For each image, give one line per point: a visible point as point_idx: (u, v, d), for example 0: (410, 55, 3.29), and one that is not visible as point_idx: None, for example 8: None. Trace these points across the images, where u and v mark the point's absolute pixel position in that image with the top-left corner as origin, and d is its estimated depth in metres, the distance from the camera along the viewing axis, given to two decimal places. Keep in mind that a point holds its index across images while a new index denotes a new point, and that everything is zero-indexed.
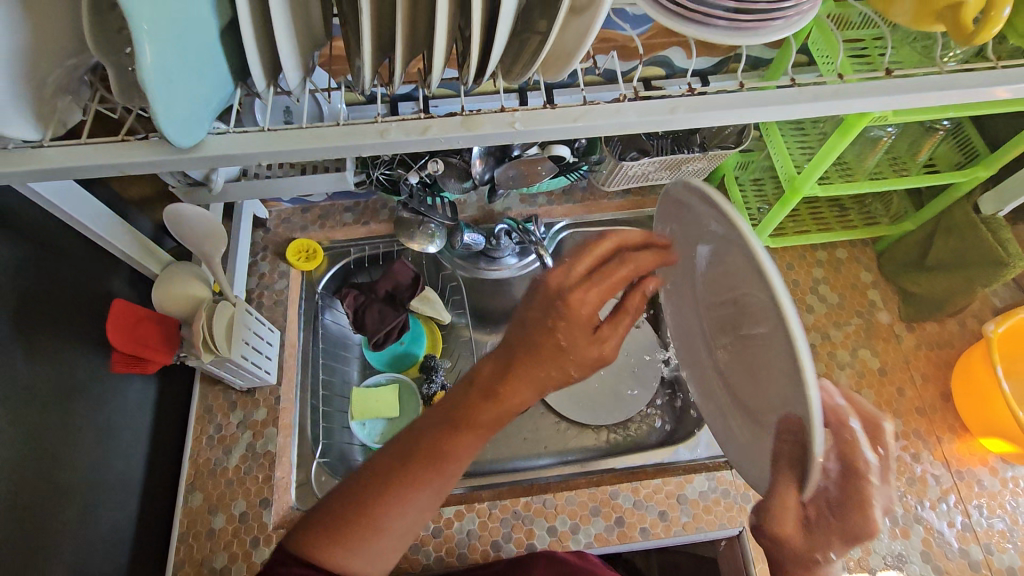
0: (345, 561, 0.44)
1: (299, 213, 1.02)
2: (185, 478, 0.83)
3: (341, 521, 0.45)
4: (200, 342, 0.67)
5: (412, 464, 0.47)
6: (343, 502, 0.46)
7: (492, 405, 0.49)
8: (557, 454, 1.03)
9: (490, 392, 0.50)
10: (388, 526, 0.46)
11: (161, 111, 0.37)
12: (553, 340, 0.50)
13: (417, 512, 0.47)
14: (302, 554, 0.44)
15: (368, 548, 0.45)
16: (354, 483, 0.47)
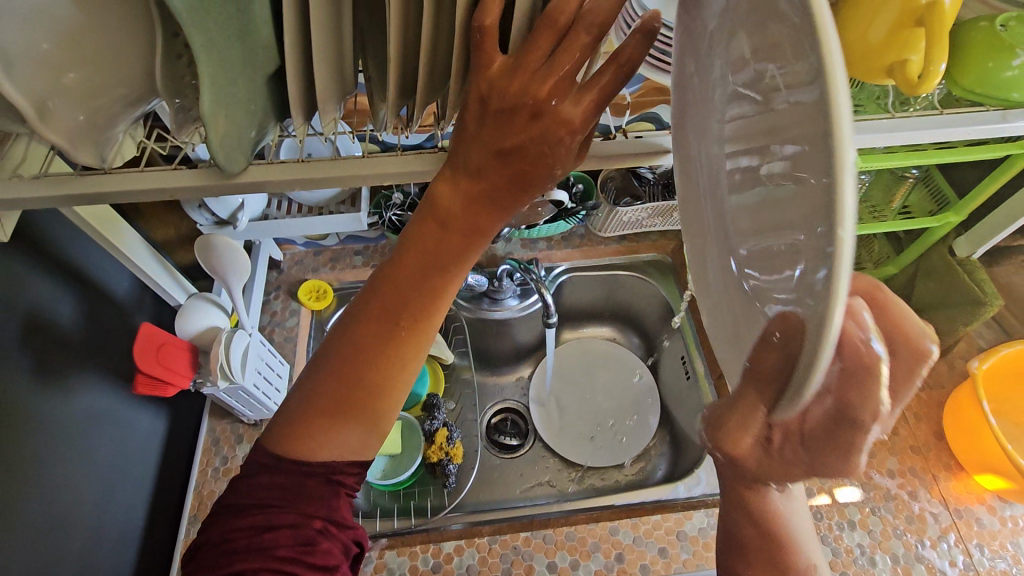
0: (339, 439, 0.46)
1: (312, 256, 1.07)
2: (190, 508, 0.86)
3: (326, 399, 0.46)
4: (218, 369, 0.71)
5: (390, 323, 0.46)
6: (325, 371, 0.46)
7: (468, 245, 0.46)
8: (558, 494, 1.03)
9: (464, 233, 0.45)
10: (378, 386, 0.46)
11: (216, 136, 0.43)
12: (525, 157, 0.41)
13: (407, 363, 0.47)
14: (292, 453, 0.45)
15: (362, 417, 0.46)
16: (332, 350, 0.47)
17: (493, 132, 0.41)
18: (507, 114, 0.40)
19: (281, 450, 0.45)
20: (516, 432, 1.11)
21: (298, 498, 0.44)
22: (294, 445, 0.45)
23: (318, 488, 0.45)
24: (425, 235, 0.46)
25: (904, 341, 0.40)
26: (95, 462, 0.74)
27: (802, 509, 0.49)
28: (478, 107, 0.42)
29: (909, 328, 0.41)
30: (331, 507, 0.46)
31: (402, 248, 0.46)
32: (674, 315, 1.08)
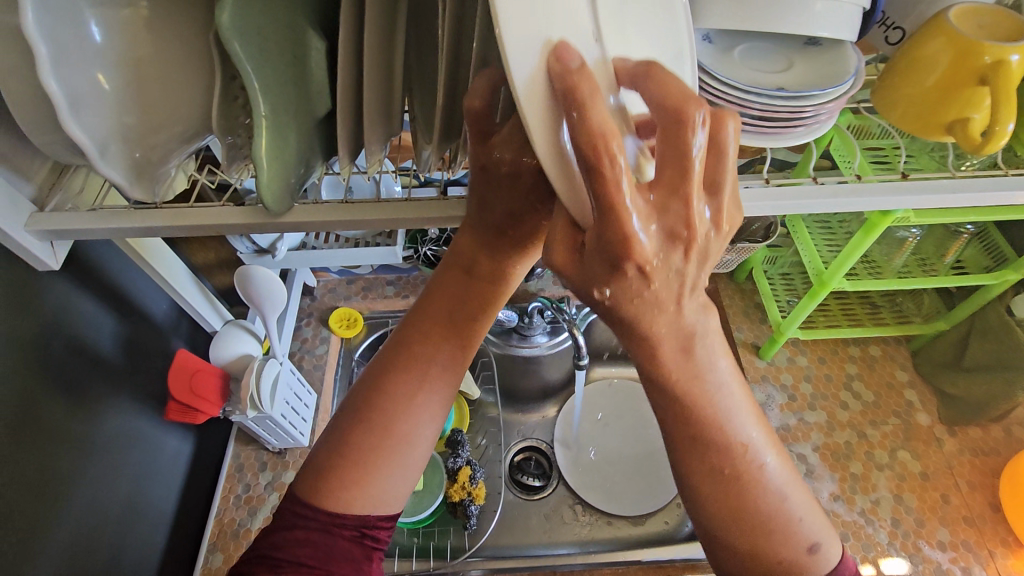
0: (376, 491, 0.44)
1: (345, 284, 1.08)
2: (208, 537, 0.87)
3: (357, 452, 0.44)
4: (248, 399, 0.71)
5: (418, 371, 0.46)
6: (352, 423, 0.45)
7: (492, 292, 0.48)
8: (578, 543, 1.00)
9: (488, 281, 0.48)
10: (407, 437, 0.45)
11: (267, 177, 0.44)
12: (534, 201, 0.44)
13: (436, 408, 0.47)
14: (326, 507, 0.43)
15: (394, 469, 0.45)
16: (357, 403, 0.46)
17: (505, 192, 0.44)
18: (513, 179, 0.43)
19: (315, 502, 0.44)
20: (539, 473, 1.08)
21: (330, 558, 0.42)
22: (326, 496, 0.43)
23: (350, 548, 0.43)
24: (450, 286, 0.48)
25: (670, 104, 0.34)
26: (124, 485, 0.75)
27: (733, 379, 0.41)
28: (480, 172, 0.43)
29: (677, 88, 0.34)
30: (362, 570, 0.44)
31: (428, 299, 0.48)
32: None
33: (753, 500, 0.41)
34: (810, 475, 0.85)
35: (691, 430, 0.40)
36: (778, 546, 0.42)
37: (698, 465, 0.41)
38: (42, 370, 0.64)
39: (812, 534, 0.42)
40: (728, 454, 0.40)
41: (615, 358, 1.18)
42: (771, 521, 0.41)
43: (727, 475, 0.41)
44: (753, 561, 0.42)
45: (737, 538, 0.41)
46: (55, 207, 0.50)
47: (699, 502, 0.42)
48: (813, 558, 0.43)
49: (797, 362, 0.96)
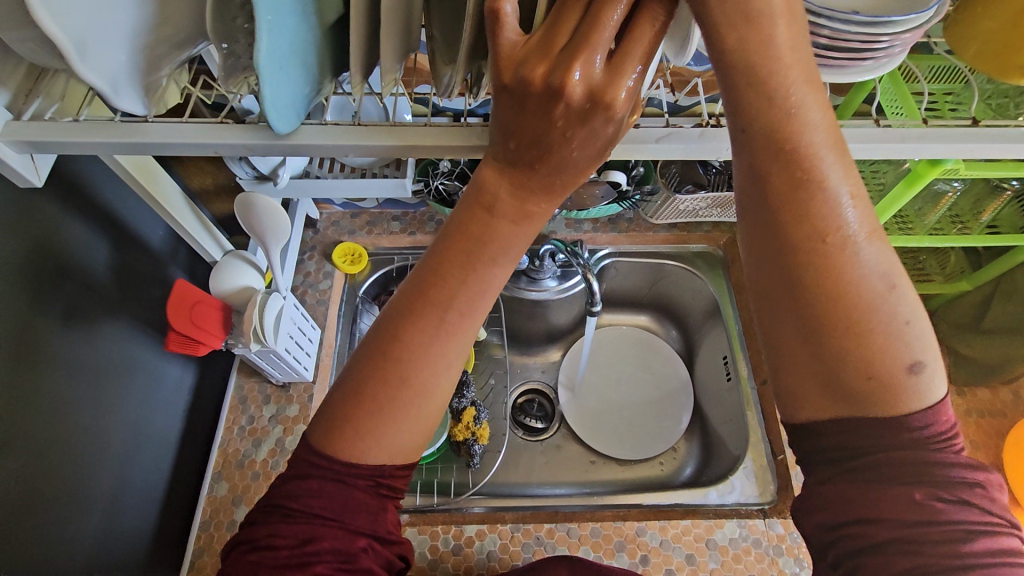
0: (390, 441, 0.43)
1: (349, 218, 1.04)
2: (213, 465, 0.84)
3: (374, 400, 0.42)
4: (252, 331, 0.68)
5: (434, 321, 0.43)
6: (365, 371, 0.43)
7: (513, 235, 0.44)
8: (573, 485, 1.01)
9: (511, 222, 0.44)
10: (424, 388, 0.43)
11: (270, 94, 0.39)
12: (559, 136, 0.40)
13: (452, 361, 0.44)
14: (341, 457, 0.42)
15: (410, 418, 0.43)
16: (370, 351, 0.43)
17: (533, 123, 0.40)
18: (545, 102, 0.39)
19: (329, 452, 0.42)
20: (541, 414, 1.09)
21: (345, 510, 0.42)
22: (341, 447, 0.42)
23: (365, 500, 0.43)
24: (470, 226, 0.44)
25: None
26: (124, 411, 0.74)
27: (840, 143, 0.40)
28: (503, 95, 0.41)
29: None
30: (377, 521, 0.43)
31: (445, 240, 0.44)
32: (719, 311, 1.03)
33: (848, 287, 0.38)
34: None
35: (786, 196, 0.39)
36: (871, 354, 0.38)
37: (802, 230, 0.39)
38: (29, 292, 0.61)
39: (915, 350, 0.38)
40: (823, 234, 0.38)
41: (623, 305, 1.17)
42: (870, 316, 0.38)
43: (822, 253, 0.38)
44: (843, 365, 0.38)
45: (824, 328, 0.38)
46: (33, 117, 0.45)
47: (798, 284, 0.39)
48: (911, 380, 0.38)
49: None
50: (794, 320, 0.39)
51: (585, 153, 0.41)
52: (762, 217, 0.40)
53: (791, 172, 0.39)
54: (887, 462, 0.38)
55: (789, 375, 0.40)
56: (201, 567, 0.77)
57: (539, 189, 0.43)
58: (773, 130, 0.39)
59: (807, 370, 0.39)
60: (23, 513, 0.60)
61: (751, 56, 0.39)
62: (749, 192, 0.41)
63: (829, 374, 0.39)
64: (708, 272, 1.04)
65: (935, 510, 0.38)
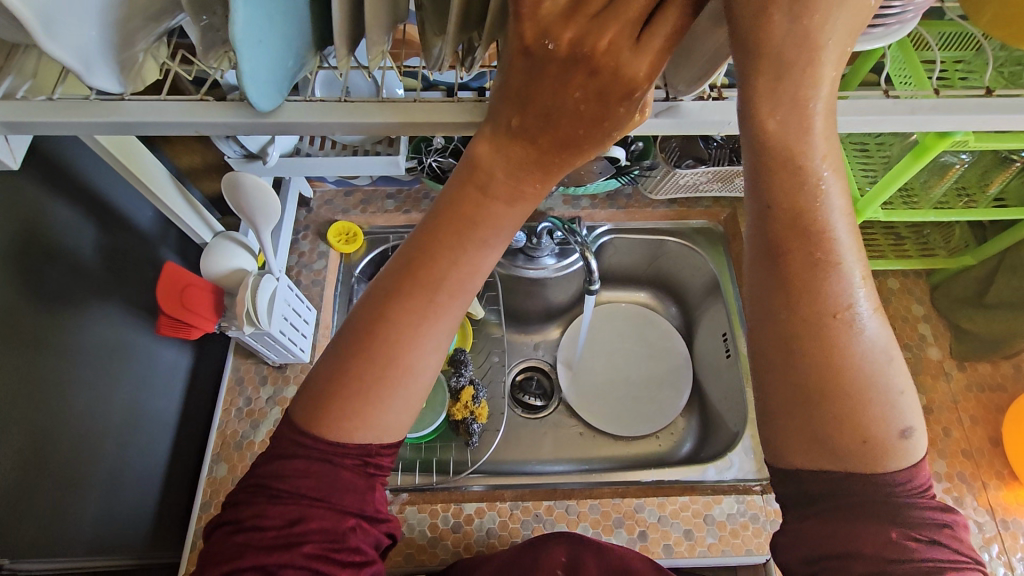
0: (379, 421, 0.42)
1: (342, 196, 1.03)
2: (212, 447, 0.83)
3: (357, 379, 0.41)
4: (244, 313, 0.67)
5: (424, 301, 0.42)
6: (352, 351, 0.42)
7: (508, 216, 0.44)
8: (572, 461, 1.02)
9: (505, 203, 0.43)
10: (411, 366, 0.42)
11: (248, 69, 0.38)
12: (569, 106, 0.39)
13: (437, 341, 0.43)
14: (328, 436, 0.41)
15: (397, 399, 0.42)
16: (357, 326, 0.42)
17: (548, 87, 0.38)
18: (568, 67, 0.37)
19: (315, 431, 0.42)
20: (541, 392, 1.09)
21: (333, 490, 0.41)
22: (327, 426, 0.41)
23: (353, 479, 0.42)
24: (462, 202, 0.43)
25: None
26: (119, 397, 0.74)
27: (850, 218, 0.40)
28: (521, 59, 0.38)
29: None
30: (365, 500, 0.43)
31: (436, 218, 0.44)
32: (718, 287, 1.02)
33: (848, 361, 0.38)
34: None
35: (800, 274, 0.39)
36: (865, 420, 0.38)
37: (809, 301, 0.39)
38: (14, 278, 0.59)
39: (907, 417, 0.39)
40: (832, 310, 0.39)
41: (622, 282, 1.16)
42: (867, 389, 0.38)
43: (827, 324, 0.38)
44: (837, 430, 0.38)
45: (820, 394, 0.38)
46: (6, 95, 0.44)
47: (800, 349, 0.39)
48: (903, 444, 0.39)
49: None
50: (789, 382, 0.39)
51: (589, 132, 0.41)
52: (771, 289, 0.40)
53: (804, 248, 0.39)
54: (866, 492, 0.39)
55: (780, 430, 0.40)
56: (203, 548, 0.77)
57: (536, 167, 0.42)
58: (790, 205, 0.39)
59: (797, 431, 0.39)
60: (22, 498, 0.60)
61: (773, 144, 0.39)
62: (761, 261, 0.40)
63: (820, 435, 0.39)
64: (707, 247, 1.03)
65: (909, 549, 0.38)
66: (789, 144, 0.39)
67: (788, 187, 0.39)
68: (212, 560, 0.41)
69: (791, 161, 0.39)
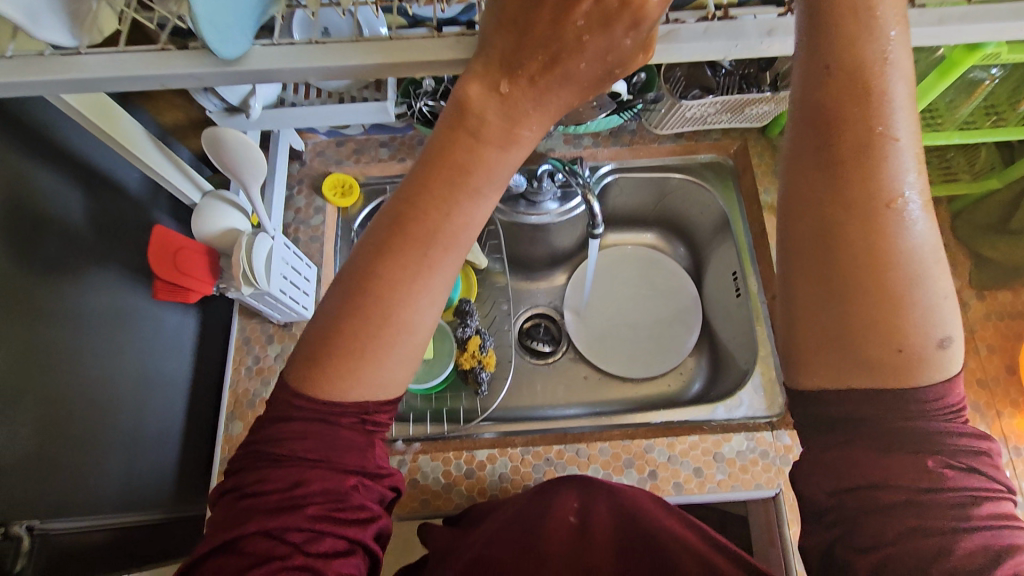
0: (376, 379, 0.41)
1: (335, 147, 0.99)
2: (225, 406, 0.85)
3: (352, 337, 0.40)
4: (240, 273, 0.65)
5: (416, 258, 0.40)
6: (346, 311, 0.41)
7: (500, 162, 0.41)
8: (585, 404, 1.03)
9: (497, 147, 0.41)
10: (406, 324, 0.41)
11: (202, 12, 0.37)
12: (568, 35, 0.38)
13: (424, 303, 0.41)
14: (323, 396, 0.41)
15: (395, 356, 0.41)
16: (349, 282, 0.41)
17: (546, 16, 0.38)
18: None
19: (312, 393, 0.41)
20: (548, 338, 1.09)
21: (333, 449, 0.41)
22: (323, 388, 0.41)
23: (352, 437, 0.42)
24: (455, 149, 0.40)
25: None
26: (130, 361, 0.75)
27: (914, 104, 0.41)
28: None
29: None
30: (365, 457, 0.43)
31: (426, 166, 0.41)
32: (727, 224, 0.98)
33: (895, 253, 0.39)
34: None
35: (854, 155, 0.40)
36: (905, 324, 0.39)
37: (863, 186, 0.39)
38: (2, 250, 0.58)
39: (948, 326, 0.39)
40: (884, 200, 0.39)
41: (628, 223, 1.13)
42: (911, 287, 0.39)
43: (879, 212, 0.39)
44: (874, 333, 0.39)
45: (862, 284, 0.39)
46: None
47: (845, 236, 0.40)
48: (941, 354, 0.39)
49: None
50: (830, 272, 0.40)
51: (593, 67, 0.40)
52: (822, 174, 0.41)
53: (864, 126, 0.40)
54: (893, 419, 0.40)
55: (812, 325, 0.41)
56: None
57: (529, 107, 0.41)
58: (855, 80, 0.40)
59: (831, 328, 0.40)
60: (43, 463, 0.62)
61: (840, 13, 0.41)
62: (812, 145, 0.41)
63: (858, 333, 0.39)
64: (716, 183, 0.99)
65: (943, 478, 0.39)
66: (851, 15, 0.41)
67: (851, 65, 0.40)
68: (219, 527, 0.41)
69: (858, 20, 0.41)
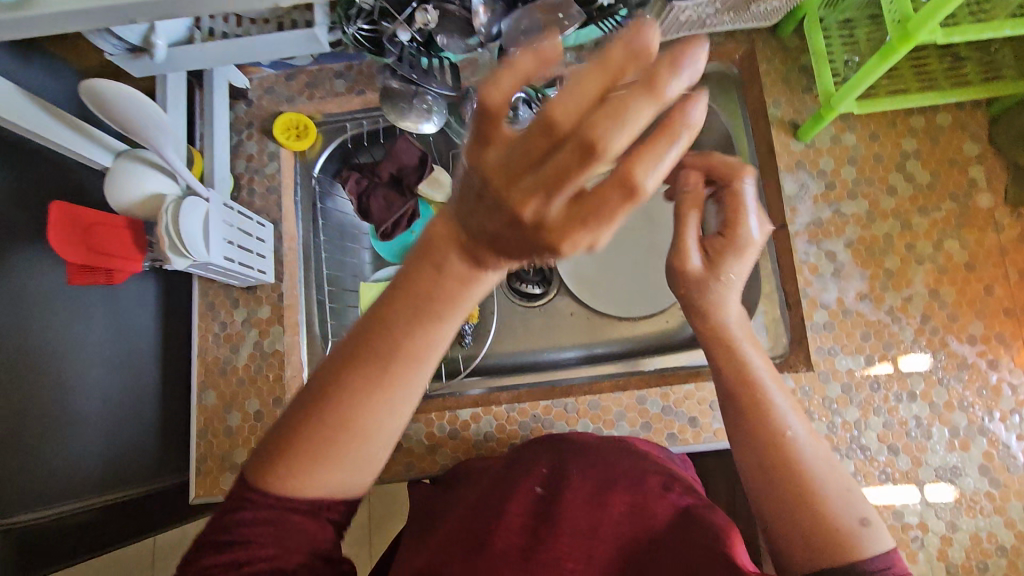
0: (324, 480, 0.40)
1: (283, 81, 0.87)
2: (195, 376, 0.81)
3: (304, 442, 0.39)
4: (167, 243, 0.58)
5: (377, 371, 0.37)
6: (299, 416, 0.39)
7: (473, 286, 0.36)
8: (582, 347, 0.97)
9: (458, 281, 0.36)
10: (365, 432, 0.39)
11: None
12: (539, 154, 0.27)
13: (366, 420, 0.38)
14: (275, 491, 0.40)
15: (349, 459, 0.40)
16: (308, 394, 0.39)
17: (520, 157, 0.28)
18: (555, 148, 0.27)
19: (262, 484, 0.40)
20: (540, 279, 0.99)
21: (283, 539, 0.40)
22: (274, 482, 0.39)
23: (305, 523, 0.41)
24: (419, 275, 0.36)
25: None
26: (80, 343, 0.73)
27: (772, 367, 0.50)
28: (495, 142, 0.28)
29: None
30: (320, 544, 0.41)
31: (392, 293, 0.37)
32: (731, 145, 0.87)
33: (803, 471, 0.45)
34: (837, 275, 0.77)
35: (751, 409, 0.48)
36: (833, 518, 0.43)
37: (762, 427, 0.47)
38: None
39: (863, 508, 0.44)
40: (777, 436, 0.47)
41: None
42: (823, 493, 0.44)
43: (779, 450, 0.46)
44: (814, 535, 0.43)
45: (793, 501, 0.45)
46: None
47: (755, 460, 0.47)
48: (868, 531, 0.43)
49: (843, 142, 0.80)
50: (769, 489, 0.46)
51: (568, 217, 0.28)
52: (734, 415, 0.49)
53: (749, 390, 0.49)
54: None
55: (776, 527, 0.45)
56: (208, 472, 0.78)
57: (482, 239, 0.33)
58: (736, 374, 0.49)
59: (783, 523, 0.45)
60: None
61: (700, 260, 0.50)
62: (727, 406, 0.50)
63: (794, 524, 0.44)
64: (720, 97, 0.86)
65: None
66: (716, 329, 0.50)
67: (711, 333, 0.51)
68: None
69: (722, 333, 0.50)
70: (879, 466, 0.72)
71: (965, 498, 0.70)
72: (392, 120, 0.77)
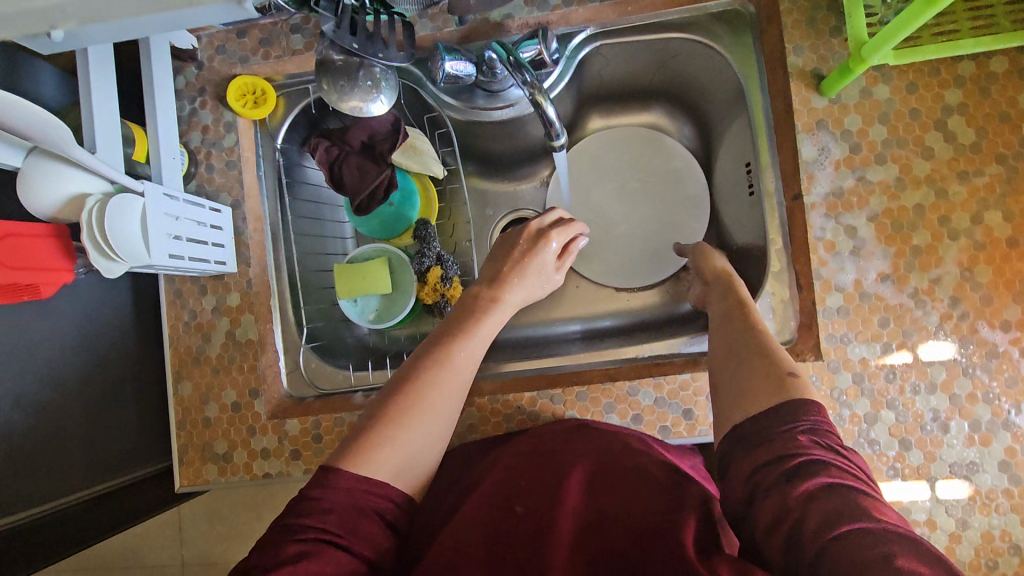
0: (406, 445, 0.51)
1: (236, 39, 0.78)
2: (169, 366, 0.78)
3: (390, 408, 0.52)
4: (93, 255, 0.55)
5: (441, 354, 0.59)
6: (392, 385, 0.56)
7: (500, 294, 0.69)
8: (586, 320, 0.90)
9: (491, 300, 0.69)
10: (434, 404, 0.54)
11: None
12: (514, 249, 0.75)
13: (433, 394, 0.55)
14: (359, 467, 0.48)
15: (421, 421, 0.52)
16: (397, 379, 0.56)
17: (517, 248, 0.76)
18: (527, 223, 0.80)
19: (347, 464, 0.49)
20: None
21: (348, 528, 0.46)
22: (359, 459, 0.49)
23: (371, 527, 0.47)
24: (470, 302, 0.69)
25: None
26: (45, 339, 0.70)
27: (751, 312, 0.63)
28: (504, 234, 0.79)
29: None
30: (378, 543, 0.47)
31: (454, 319, 0.66)
32: (743, 97, 0.76)
33: (767, 347, 0.56)
34: (857, 254, 0.68)
35: (723, 323, 0.63)
36: (764, 366, 0.53)
37: (731, 329, 0.61)
38: None
39: (790, 365, 0.53)
40: (751, 326, 0.60)
41: (622, 100, 0.90)
42: (767, 358, 0.54)
43: (755, 333, 0.59)
44: (760, 378, 0.52)
45: (751, 359, 0.55)
46: None
47: (725, 360, 0.58)
48: (794, 376, 0.51)
49: (873, 95, 0.69)
50: (733, 373, 0.55)
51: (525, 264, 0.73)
52: (718, 344, 0.61)
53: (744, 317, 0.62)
54: (775, 421, 0.48)
55: (734, 402, 0.52)
56: (190, 462, 0.76)
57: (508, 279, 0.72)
58: (725, 313, 0.64)
59: (742, 390, 0.52)
60: None
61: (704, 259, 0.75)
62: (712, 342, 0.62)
63: (743, 388, 0.52)
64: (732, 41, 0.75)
65: (806, 443, 0.45)
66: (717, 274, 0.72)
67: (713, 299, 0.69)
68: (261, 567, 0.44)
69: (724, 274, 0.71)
70: (888, 461, 0.66)
71: (980, 495, 0.65)
72: (334, 101, 0.68)
